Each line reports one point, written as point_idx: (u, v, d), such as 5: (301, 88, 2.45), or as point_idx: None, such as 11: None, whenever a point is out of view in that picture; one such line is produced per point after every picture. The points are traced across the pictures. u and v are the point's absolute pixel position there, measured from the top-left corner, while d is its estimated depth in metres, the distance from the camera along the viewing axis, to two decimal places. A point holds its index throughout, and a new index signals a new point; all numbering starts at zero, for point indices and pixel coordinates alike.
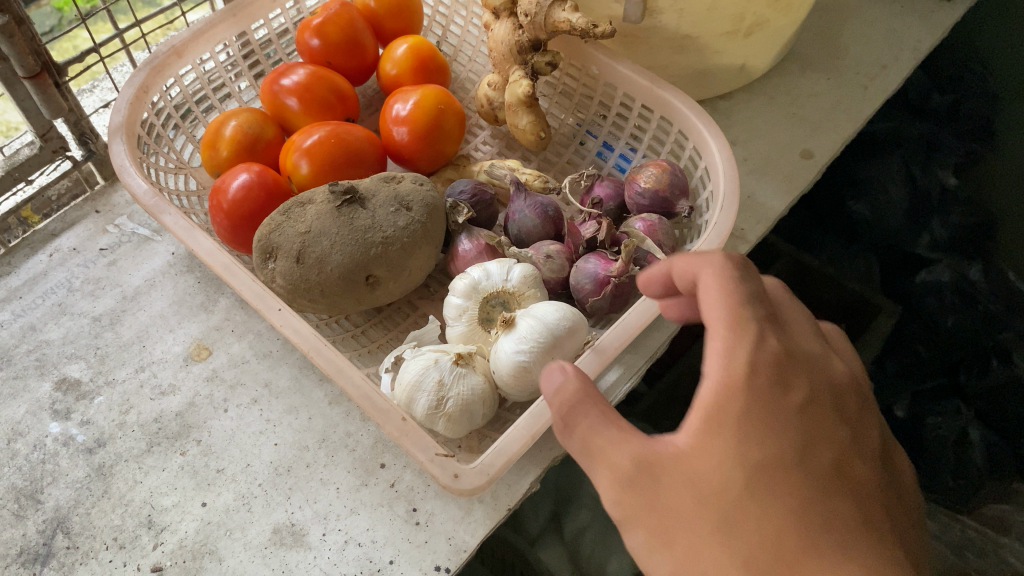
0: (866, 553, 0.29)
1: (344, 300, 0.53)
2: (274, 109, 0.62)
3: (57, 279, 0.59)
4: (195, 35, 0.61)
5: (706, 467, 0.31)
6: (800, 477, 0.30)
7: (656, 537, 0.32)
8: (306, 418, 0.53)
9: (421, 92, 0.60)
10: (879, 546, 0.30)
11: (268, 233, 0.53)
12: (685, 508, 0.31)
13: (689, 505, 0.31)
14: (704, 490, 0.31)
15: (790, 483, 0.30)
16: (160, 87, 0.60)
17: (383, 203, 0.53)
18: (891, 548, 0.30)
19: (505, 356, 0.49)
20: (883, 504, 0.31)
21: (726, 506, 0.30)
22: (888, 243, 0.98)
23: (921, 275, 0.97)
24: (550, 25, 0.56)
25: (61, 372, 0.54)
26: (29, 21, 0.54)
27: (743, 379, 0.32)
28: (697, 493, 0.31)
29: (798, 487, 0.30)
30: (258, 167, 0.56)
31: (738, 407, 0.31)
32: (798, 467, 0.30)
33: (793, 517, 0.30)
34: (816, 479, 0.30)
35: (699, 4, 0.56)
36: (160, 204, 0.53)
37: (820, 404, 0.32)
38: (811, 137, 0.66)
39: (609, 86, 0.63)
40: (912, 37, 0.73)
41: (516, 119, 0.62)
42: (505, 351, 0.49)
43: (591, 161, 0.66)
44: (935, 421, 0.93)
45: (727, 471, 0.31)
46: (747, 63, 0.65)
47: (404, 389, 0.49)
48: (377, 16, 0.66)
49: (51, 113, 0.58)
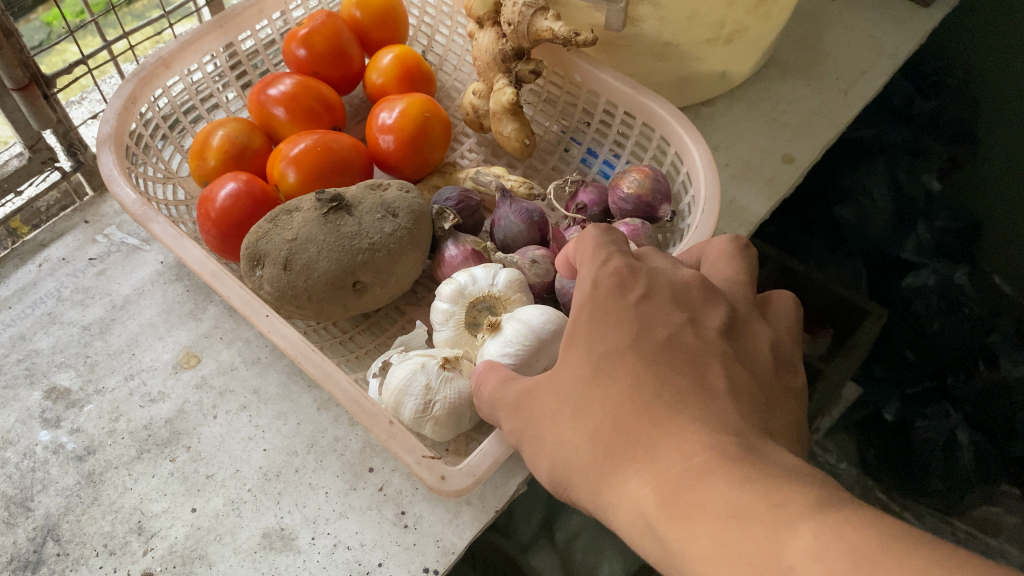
0: (695, 407, 0.34)
1: (332, 306, 0.54)
2: (262, 119, 0.62)
3: (47, 289, 0.59)
4: (182, 46, 0.61)
5: (566, 369, 0.38)
6: (633, 359, 0.36)
7: (535, 443, 0.39)
8: (295, 423, 0.53)
9: (406, 101, 0.61)
10: (716, 406, 0.34)
11: (255, 241, 0.53)
12: (552, 407, 0.38)
13: (551, 402, 0.38)
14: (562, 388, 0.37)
15: (625, 360, 0.36)
16: (148, 98, 0.61)
17: (370, 210, 0.54)
18: (728, 405, 0.34)
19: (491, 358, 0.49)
20: (729, 373, 0.36)
21: (579, 396, 0.37)
22: (875, 248, 0.98)
23: (908, 279, 0.96)
24: (532, 33, 0.57)
25: (51, 381, 0.55)
26: (18, 33, 0.55)
27: (586, 295, 0.39)
28: (558, 394, 0.38)
29: (633, 363, 0.36)
30: (245, 176, 0.57)
31: (582, 317, 0.39)
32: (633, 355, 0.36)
33: (626, 388, 0.35)
34: (649, 358, 0.36)
35: (678, 11, 0.57)
36: (148, 213, 0.53)
37: (662, 299, 0.38)
38: (792, 142, 0.67)
39: (593, 93, 0.64)
40: (890, 43, 0.74)
41: (501, 126, 0.62)
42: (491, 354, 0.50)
43: (576, 167, 0.67)
44: (924, 425, 0.94)
45: (578, 369, 0.37)
46: (728, 69, 0.66)
47: (391, 394, 0.49)
48: (363, 26, 0.67)
49: (40, 125, 0.59)
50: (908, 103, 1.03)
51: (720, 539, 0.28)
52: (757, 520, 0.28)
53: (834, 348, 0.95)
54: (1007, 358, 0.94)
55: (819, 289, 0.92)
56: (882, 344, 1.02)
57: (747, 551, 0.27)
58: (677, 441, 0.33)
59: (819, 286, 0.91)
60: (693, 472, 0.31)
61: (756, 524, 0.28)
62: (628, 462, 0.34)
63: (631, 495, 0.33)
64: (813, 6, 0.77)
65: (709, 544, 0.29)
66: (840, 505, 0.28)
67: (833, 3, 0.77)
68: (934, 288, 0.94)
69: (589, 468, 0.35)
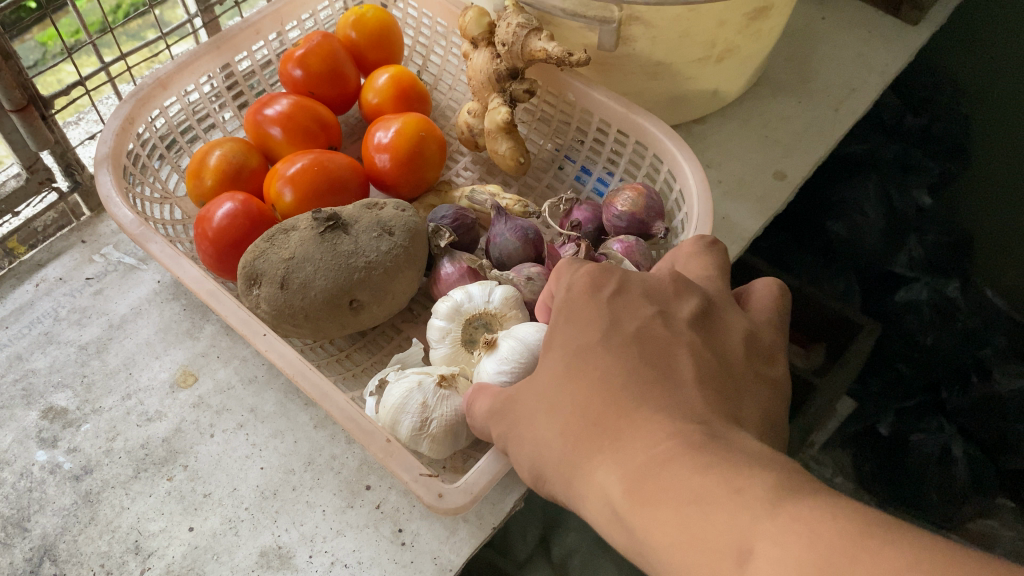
0: (663, 398, 0.34)
1: (328, 324, 0.54)
2: (258, 139, 0.63)
3: (44, 309, 0.59)
4: (179, 67, 0.62)
5: (543, 369, 0.39)
6: (605, 354, 0.36)
7: (515, 443, 0.39)
8: (292, 441, 0.53)
9: (402, 120, 0.62)
10: (688, 396, 0.35)
11: (252, 260, 0.53)
12: (529, 406, 0.38)
13: (529, 404, 0.38)
14: (539, 387, 0.38)
15: (597, 356, 0.37)
16: (145, 118, 0.61)
17: (366, 228, 0.55)
18: (707, 405, 0.34)
19: (487, 375, 0.50)
20: (697, 362, 0.36)
21: (553, 392, 0.37)
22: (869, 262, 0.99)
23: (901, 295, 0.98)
24: (526, 53, 0.58)
25: (48, 401, 0.55)
26: (16, 55, 0.55)
27: (562, 299, 0.40)
28: (535, 392, 0.38)
29: (604, 359, 0.36)
30: (242, 195, 0.57)
31: (561, 322, 0.40)
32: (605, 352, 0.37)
33: (596, 381, 0.36)
34: (621, 352, 0.36)
35: (671, 32, 0.58)
36: (145, 233, 0.54)
37: (634, 295, 0.39)
38: (783, 159, 0.68)
39: (586, 112, 0.64)
40: (879, 61, 0.75)
41: (496, 145, 0.63)
42: (487, 372, 0.50)
43: (570, 185, 0.68)
44: (919, 438, 0.95)
45: (553, 367, 0.38)
46: (720, 87, 0.67)
47: (388, 412, 0.50)
48: (359, 46, 0.67)
49: (37, 146, 0.59)
50: (899, 119, 1.04)
51: (683, 524, 0.29)
52: (720, 505, 0.28)
53: (828, 362, 0.95)
54: (999, 371, 0.96)
55: (813, 304, 0.92)
56: (876, 358, 1.02)
57: (709, 535, 0.28)
58: (645, 432, 0.33)
59: (813, 301, 0.92)
60: (659, 462, 0.31)
61: (719, 509, 0.28)
62: (596, 453, 0.34)
63: (601, 486, 0.33)
64: (803, 25, 0.78)
65: (673, 531, 0.29)
66: (803, 494, 0.28)
67: (823, 22, 0.78)
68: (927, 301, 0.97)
69: (563, 463, 0.36)
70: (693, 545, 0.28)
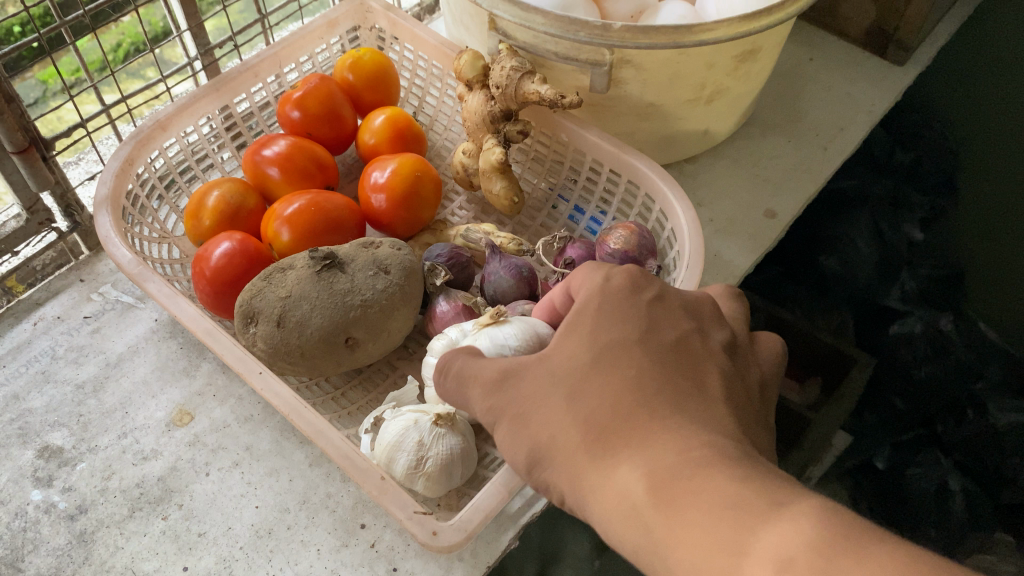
0: (694, 410, 0.36)
1: (324, 362, 0.54)
2: (256, 179, 0.64)
3: (41, 347, 0.60)
4: (179, 109, 0.63)
5: (562, 357, 0.39)
6: (639, 351, 0.38)
7: (517, 422, 0.39)
8: (287, 480, 0.53)
9: (398, 160, 0.63)
10: (710, 410, 0.36)
11: (248, 299, 0.54)
12: (542, 386, 0.38)
13: (543, 385, 0.38)
14: (556, 375, 0.38)
15: (629, 355, 0.38)
16: (144, 159, 0.62)
17: (362, 267, 0.55)
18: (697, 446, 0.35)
19: (490, 341, 0.51)
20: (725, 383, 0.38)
21: (574, 379, 0.38)
22: (863, 296, 1.00)
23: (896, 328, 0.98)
24: (520, 95, 0.59)
25: (43, 440, 0.55)
26: (18, 99, 0.56)
27: (598, 288, 0.40)
28: (552, 374, 0.38)
29: (639, 358, 0.38)
30: (239, 235, 0.58)
31: (592, 305, 0.40)
32: (639, 349, 0.38)
33: (629, 379, 0.37)
34: (653, 354, 0.38)
35: (661, 74, 0.60)
36: (143, 272, 0.54)
37: (672, 305, 0.41)
38: (774, 197, 0.69)
39: (579, 152, 0.65)
40: (867, 100, 0.77)
41: (491, 185, 0.64)
42: (492, 339, 0.52)
43: (564, 223, 0.69)
44: (918, 472, 0.96)
45: (576, 352, 0.38)
46: (710, 127, 0.68)
47: (383, 450, 0.50)
48: (356, 88, 0.69)
49: (38, 187, 0.60)
50: (889, 154, 1.06)
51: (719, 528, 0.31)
52: (755, 514, 0.30)
53: (824, 397, 0.96)
54: (994, 407, 0.96)
55: (809, 338, 0.93)
56: (871, 391, 1.03)
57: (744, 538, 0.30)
58: (677, 435, 0.35)
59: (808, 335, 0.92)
60: (694, 465, 0.33)
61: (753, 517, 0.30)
62: (621, 448, 0.35)
63: (620, 483, 0.35)
64: (792, 65, 0.80)
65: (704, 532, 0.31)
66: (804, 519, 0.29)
67: (811, 62, 0.80)
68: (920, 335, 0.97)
69: (579, 452, 0.36)
70: (719, 559, 0.30)
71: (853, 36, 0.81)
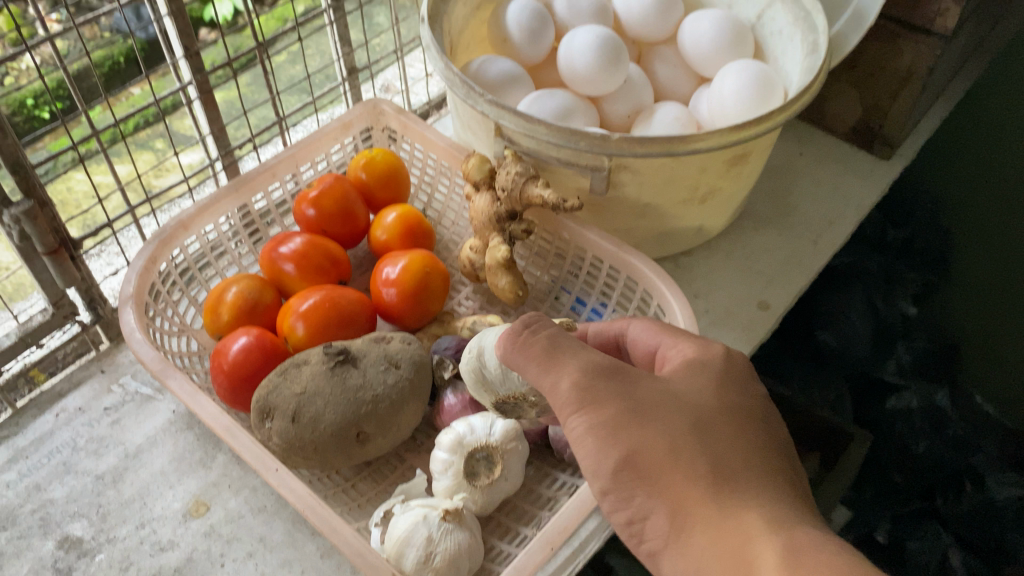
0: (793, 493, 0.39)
1: (336, 456, 0.57)
2: (273, 275, 0.67)
3: (63, 439, 0.62)
4: (201, 209, 0.66)
5: (685, 394, 0.42)
6: (761, 428, 0.42)
7: (634, 427, 0.40)
8: (299, 571, 0.55)
9: (408, 257, 0.66)
10: None
11: (265, 394, 0.56)
12: (670, 410, 0.41)
13: (670, 408, 0.41)
14: (675, 400, 0.41)
15: (753, 427, 0.41)
16: (166, 257, 0.65)
17: (374, 363, 0.58)
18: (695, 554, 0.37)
19: None
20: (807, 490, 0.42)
21: (703, 420, 0.41)
22: (860, 371, 1.02)
23: (893, 402, 1.01)
24: (524, 197, 0.63)
25: (64, 531, 0.57)
26: (51, 203, 0.60)
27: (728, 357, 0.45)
28: (682, 407, 0.41)
29: (761, 434, 0.41)
30: (257, 330, 0.61)
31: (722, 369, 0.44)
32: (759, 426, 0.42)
33: (754, 444, 0.40)
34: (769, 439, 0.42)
35: (657, 177, 0.63)
36: (165, 369, 0.57)
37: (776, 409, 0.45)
38: (767, 290, 0.72)
39: (580, 248, 0.69)
40: (854, 194, 0.80)
41: (496, 279, 0.67)
42: None
43: (566, 314, 0.72)
44: (917, 546, 0.97)
45: (709, 400, 0.42)
46: (704, 223, 0.72)
47: (393, 544, 0.52)
48: (369, 186, 0.72)
49: (65, 283, 0.63)
50: (881, 233, 1.09)
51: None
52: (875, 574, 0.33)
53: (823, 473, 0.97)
54: (992, 480, 1.01)
55: (808, 414, 0.95)
56: (870, 467, 1.04)
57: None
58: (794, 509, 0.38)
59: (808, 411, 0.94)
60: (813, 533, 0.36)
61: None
62: (745, 493, 0.38)
63: (743, 522, 0.36)
64: (782, 160, 0.84)
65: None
66: None
67: (800, 157, 0.84)
68: (918, 410, 1.01)
69: (701, 479, 0.38)
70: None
71: (840, 132, 0.85)
